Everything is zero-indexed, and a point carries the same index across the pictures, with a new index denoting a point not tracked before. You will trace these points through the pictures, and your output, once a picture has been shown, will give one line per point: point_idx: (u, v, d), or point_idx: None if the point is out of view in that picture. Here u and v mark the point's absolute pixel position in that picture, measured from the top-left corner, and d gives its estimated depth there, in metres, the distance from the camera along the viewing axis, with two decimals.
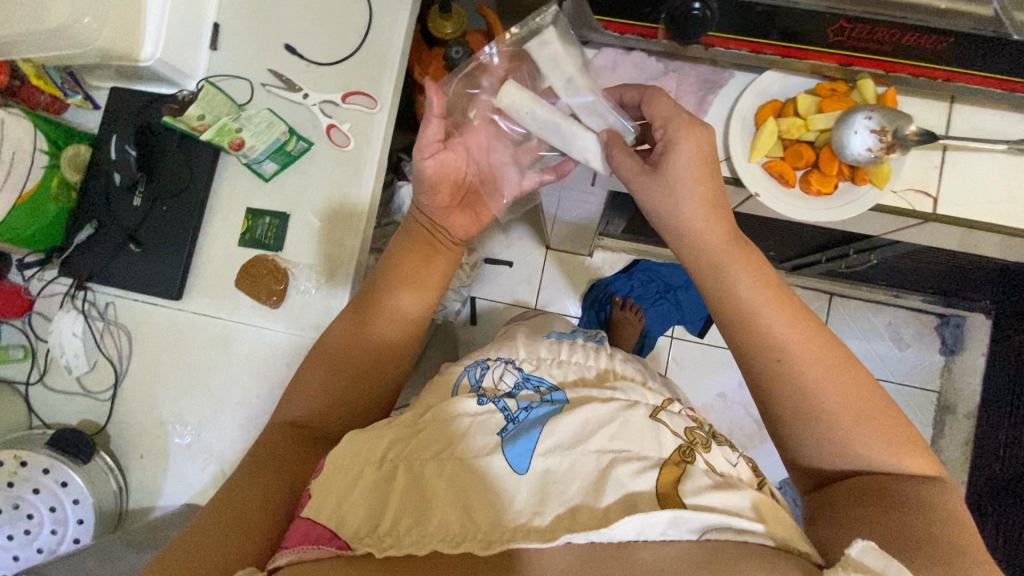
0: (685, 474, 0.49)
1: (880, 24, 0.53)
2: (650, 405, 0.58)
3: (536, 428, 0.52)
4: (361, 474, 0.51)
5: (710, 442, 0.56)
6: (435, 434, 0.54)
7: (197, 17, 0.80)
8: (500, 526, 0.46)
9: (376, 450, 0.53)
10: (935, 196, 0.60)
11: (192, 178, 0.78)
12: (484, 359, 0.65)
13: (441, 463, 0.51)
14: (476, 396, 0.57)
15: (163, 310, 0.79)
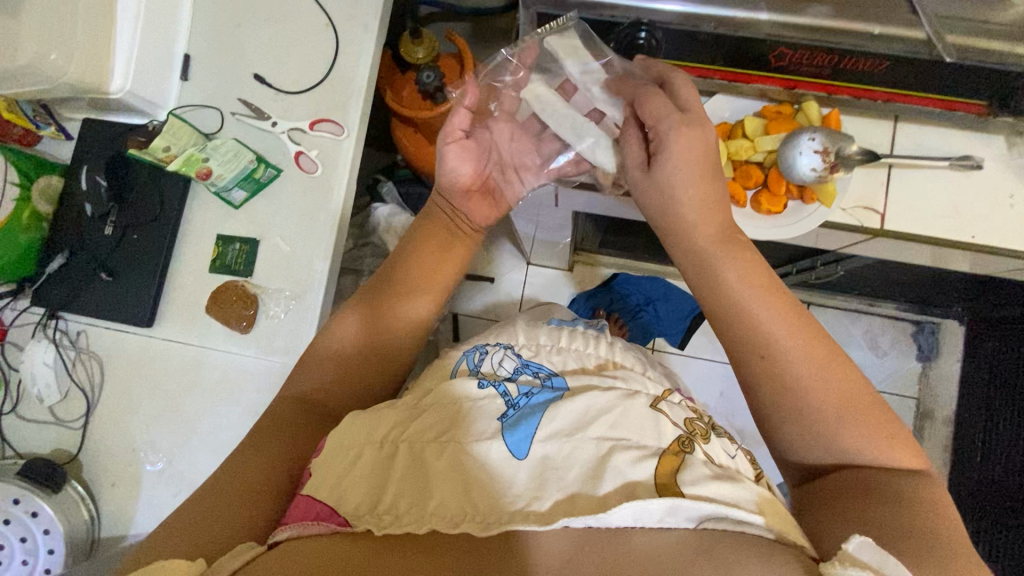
0: (684, 464, 0.50)
1: (818, 49, 0.55)
2: (651, 394, 0.59)
3: (535, 414, 0.54)
4: (362, 453, 0.52)
5: (709, 433, 0.57)
6: (437, 417, 0.56)
7: (167, 49, 0.81)
8: (497, 506, 0.47)
9: (376, 431, 0.54)
10: (882, 212, 0.62)
11: (162, 206, 0.79)
12: (483, 345, 0.68)
13: (442, 446, 0.53)
14: (478, 381, 0.59)
15: (136, 338, 0.79)
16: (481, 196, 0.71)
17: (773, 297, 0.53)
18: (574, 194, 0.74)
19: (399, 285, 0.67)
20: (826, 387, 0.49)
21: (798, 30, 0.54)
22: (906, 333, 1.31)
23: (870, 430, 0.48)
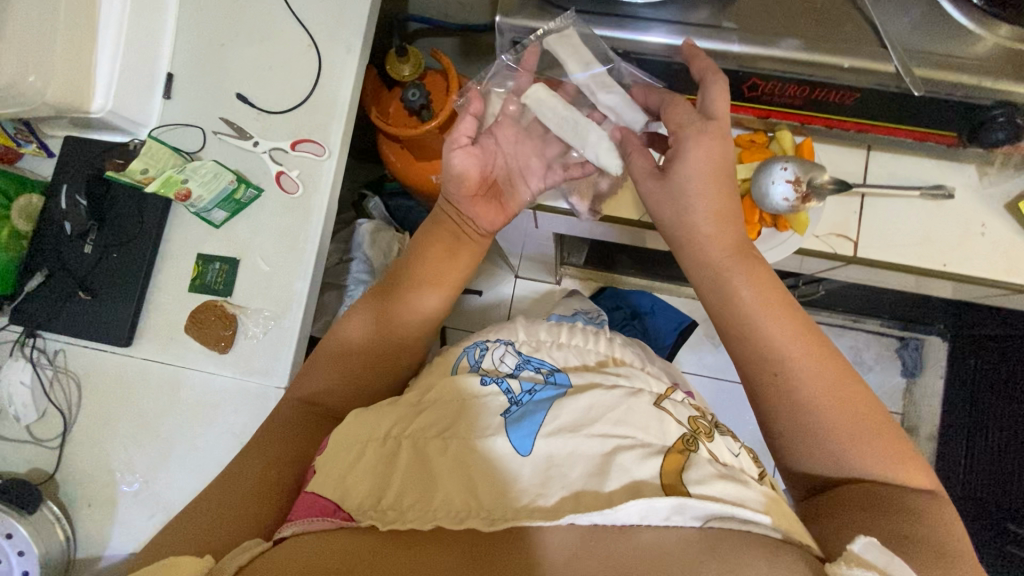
0: (689, 462, 0.50)
1: (790, 81, 0.56)
2: (655, 392, 0.60)
3: (541, 410, 0.54)
4: (365, 450, 0.53)
5: (713, 432, 0.59)
6: (438, 415, 0.57)
7: (150, 68, 0.81)
8: (502, 502, 0.48)
9: (379, 428, 0.55)
10: (855, 239, 0.63)
11: (142, 225, 0.79)
12: (483, 341, 0.69)
13: (445, 442, 0.53)
14: (482, 377, 0.60)
15: (114, 357, 0.79)
16: (488, 201, 0.68)
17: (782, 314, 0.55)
18: (553, 219, 0.74)
19: (405, 291, 0.66)
20: (827, 399, 0.51)
21: (770, 62, 0.55)
22: (890, 349, 1.31)
23: (875, 446, 0.49)
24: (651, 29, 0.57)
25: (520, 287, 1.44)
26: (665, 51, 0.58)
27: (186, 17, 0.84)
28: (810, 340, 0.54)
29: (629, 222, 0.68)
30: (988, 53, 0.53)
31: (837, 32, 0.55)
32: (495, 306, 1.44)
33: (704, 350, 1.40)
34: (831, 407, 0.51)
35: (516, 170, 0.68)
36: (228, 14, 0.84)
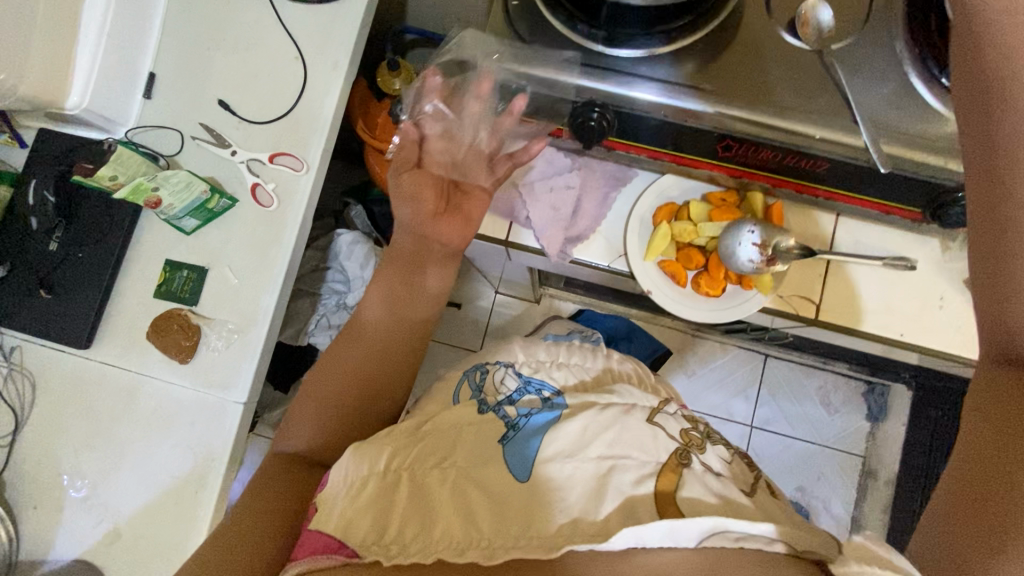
0: (683, 480, 0.50)
1: (761, 146, 0.57)
2: (646, 407, 0.59)
3: (534, 444, 0.53)
4: (364, 482, 0.52)
5: (704, 444, 0.58)
6: (437, 442, 0.56)
7: (131, 67, 0.80)
8: (504, 533, 0.46)
9: (376, 461, 0.53)
10: (818, 303, 0.63)
11: (112, 226, 0.78)
12: (483, 363, 0.67)
13: (443, 471, 0.53)
14: (479, 405, 0.60)
15: (70, 358, 0.78)
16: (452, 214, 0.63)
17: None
18: (524, 256, 0.73)
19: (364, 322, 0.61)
20: None
21: (743, 126, 0.55)
22: (858, 393, 1.37)
23: None
24: (643, 87, 0.56)
25: (498, 303, 1.44)
26: (656, 108, 0.57)
27: (173, 18, 0.83)
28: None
29: (598, 269, 0.67)
30: None
31: (813, 104, 0.55)
32: (473, 319, 1.44)
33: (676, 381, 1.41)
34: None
35: (462, 174, 0.64)
36: (216, 19, 0.83)
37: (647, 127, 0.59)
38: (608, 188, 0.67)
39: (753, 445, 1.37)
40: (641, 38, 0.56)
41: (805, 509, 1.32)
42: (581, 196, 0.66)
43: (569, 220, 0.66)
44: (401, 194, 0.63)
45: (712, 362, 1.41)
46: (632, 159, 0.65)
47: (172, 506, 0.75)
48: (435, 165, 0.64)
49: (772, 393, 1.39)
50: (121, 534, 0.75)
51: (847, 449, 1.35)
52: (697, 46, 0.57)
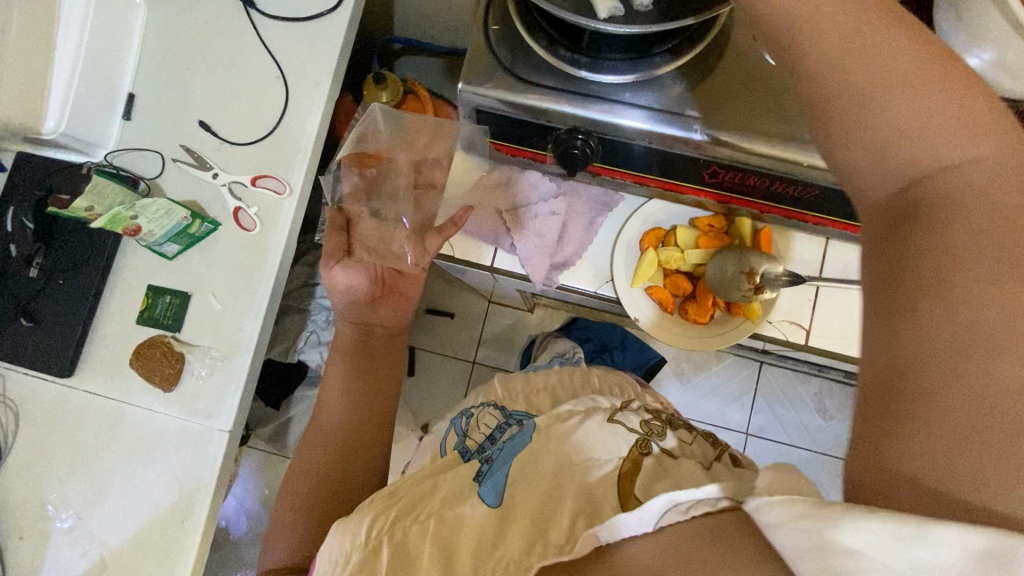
0: (641, 469, 0.52)
1: (748, 172, 0.56)
2: (607, 409, 0.61)
3: (504, 469, 0.56)
4: (346, 556, 0.49)
5: (665, 430, 0.59)
6: (416, 493, 0.55)
7: (109, 88, 0.78)
8: (483, 565, 0.46)
9: (357, 530, 0.51)
10: (808, 328, 0.63)
11: (92, 252, 0.76)
12: (467, 409, 0.68)
13: (422, 522, 0.51)
14: (462, 454, 0.60)
15: (54, 387, 0.77)
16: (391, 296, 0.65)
17: (910, 74, 0.33)
18: (510, 281, 0.73)
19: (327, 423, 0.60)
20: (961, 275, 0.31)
21: (730, 153, 0.54)
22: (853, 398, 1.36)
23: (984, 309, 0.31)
24: (629, 113, 0.54)
25: (491, 313, 1.43)
26: (640, 134, 0.55)
27: (151, 37, 0.81)
28: (979, 87, 0.33)
29: (586, 294, 0.67)
30: None
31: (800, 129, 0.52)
32: (466, 329, 1.43)
33: (670, 388, 1.40)
34: (984, 250, 0.30)
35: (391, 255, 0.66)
36: (195, 37, 0.81)
37: (633, 153, 0.58)
38: (593, 213, 0.66)
39: (748, 452, 1.37)
40: (622, 65, 0.54)
41: None
42: (566, 222, 0.65)
43: (555, 246, 0.65)
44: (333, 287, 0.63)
45: (707, 369, 1.40)
46: (618, 185, 0.64)
47: (158, 536, 0.74)
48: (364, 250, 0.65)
49: (767, 400, 1.38)
50: (107, 564, 0.75)
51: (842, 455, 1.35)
52: (683, 70, 0.55)
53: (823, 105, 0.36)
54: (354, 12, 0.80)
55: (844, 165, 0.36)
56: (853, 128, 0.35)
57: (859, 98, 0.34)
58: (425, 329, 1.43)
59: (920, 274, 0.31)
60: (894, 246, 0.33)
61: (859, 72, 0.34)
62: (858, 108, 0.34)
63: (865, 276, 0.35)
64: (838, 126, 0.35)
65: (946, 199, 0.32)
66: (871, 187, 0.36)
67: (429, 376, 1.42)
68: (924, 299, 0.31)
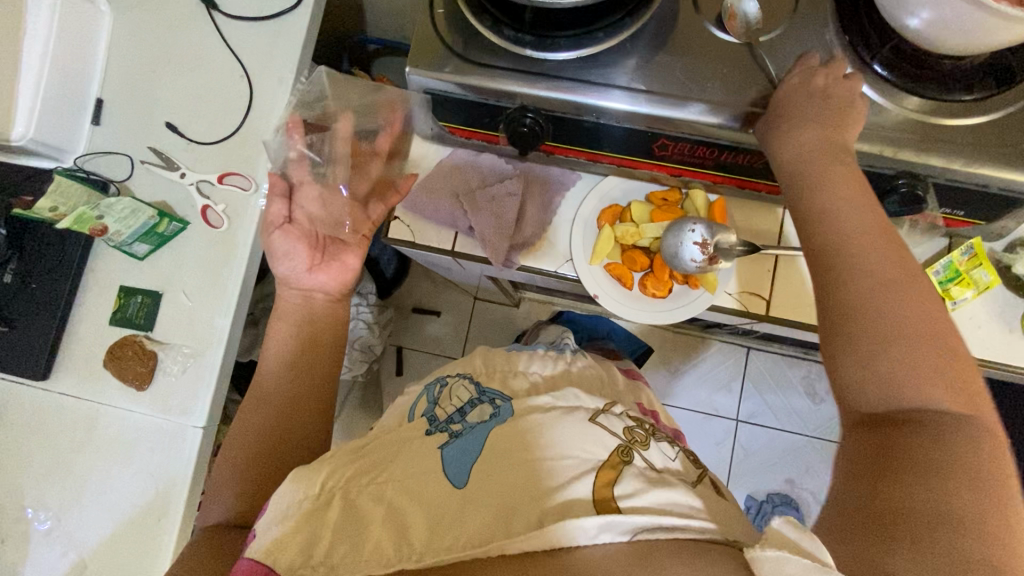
0: (619, 477, 0.53)
1: (696, 144, 0.56)
2: (590, 408, 0.62)
3: (476, 444, 0.56)
4: (299, 505, 0.53)
5: (648, 440, 0.61)
6: (379, 457, 0.58)
7: (77, 94, 0.80)
8: (435, 541, 0.48)
9: (312, 484, 0.55)
10: (768, 298, 0.63)
11: (63, 256, 0.77)
12: (444, 376, 0.70)
13: (379, 487, 0.54)
14: (429, 423, 0.61)
15: (29, 390, 0.77)
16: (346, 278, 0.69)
17: (899, 315, 0.44)
18: (474, 265, 0.73)
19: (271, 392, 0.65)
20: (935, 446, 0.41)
21: (679, 126, 0.54)
22: None
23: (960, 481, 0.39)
24: (612, 95, 0.54)
25: (477, 310, 1.43)
26: (627, 117, 0.55)
27: (118, 42, 0.83)
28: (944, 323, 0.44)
29: (547, 275, 0.67)
30: (894, 125, 0.53)
31: (744, 98, 0.53)
32: (452, 327, 1.43)
33: (659, 378, 1.39)
34: (961, 463, 0.39)
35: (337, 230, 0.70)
36: (160, 41, 0.82)
37: (585, 129, 0.59)
38: (550, 192, 0.66)
39: (739, 439, 1.36)
40: (568, 41, 0.55)
41: (795, 502, 1.31)
42: (524, 202, 0.65)
43: (514, 227, 0.65)
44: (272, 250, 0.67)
45: (694, 357, 1.39)
46: (573, 163, 0.65)
47: (135, 535, 0.74)
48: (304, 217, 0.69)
49: (756, 385, 1.38)
50: (86, 566, 0.75)
51: (834, 439, 1.34)
52: (627, 43, 0.56)
53: (835, 309, 0.46)
54: (315, 9, 0.81)
55: (836, 378, 0.46)
56: (857, 351, 0.44)
57: (871, 324, 0.44)
58: (412, 329, 1.43)
59: (913, 461, 0.40)
60: (888, 438, 0.42)
61: (868, 296, 0.45)
62: (861, 339, 0.44)
63: (858, 451, 0.44)
64: (841, 334, 0.46)
65: (930, 419, 0.42)
66: (858, 404, 0.45)
67: (417, 376, 1.42)
68: (919, 474, 0.39)
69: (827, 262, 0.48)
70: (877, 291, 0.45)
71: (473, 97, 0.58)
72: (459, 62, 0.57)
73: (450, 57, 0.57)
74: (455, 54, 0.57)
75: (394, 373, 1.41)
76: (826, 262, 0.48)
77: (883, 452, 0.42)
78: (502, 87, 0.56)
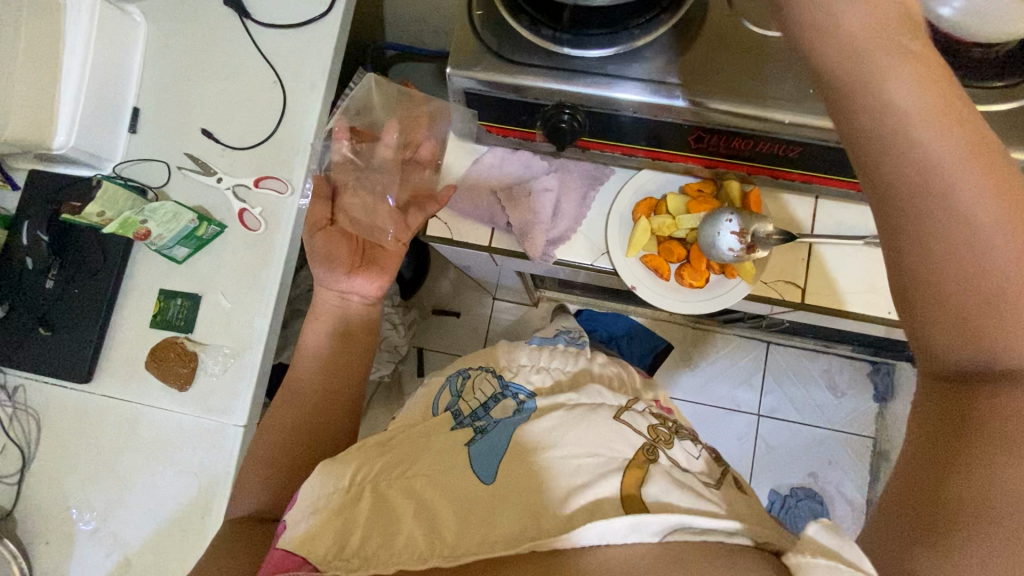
0: (648, 473, 0.51)
1: (734, 135, 0.57)
2: (613, 405, 0.62)
3: (503, 439, 0.57)
4: (328, 498, 0.55)
5: (671, 438, 0.61)
6: (404, 454, 0.59)
7: (115, 103, 0.81)
8: (465, 539, 0.48)
9: (341, 477, 0.57)
10: (803, 287, 0.64)
11: (105, 261, 0.79)
12: (466, 368, 0.74)
13: (408, 482, 0.55)
14: (453, 417, 0.63)
15: (73, 392, 0.79)
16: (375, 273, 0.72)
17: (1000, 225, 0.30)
18: (510, 260, 0.74)
19: (293, 395, 0.67)
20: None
21: (714, 118, 0.55)
22: (863, 372, 1.36)
23: None
24: (624, 87, 0.56)
25: (496, 310, 1.44)
26: (659, 110, 0.56)
27: (153, 52, 0.85)
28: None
29: (583, 268, 0.68)
30: None
31: (781, 89, 0.54)
32: (473, 327, 1.44)
33: (679, 374, 1.40)
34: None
35: (376, 231, 0.72)
36: (194, 49, 0.84)
37: (622, 124, 0.60)
38: (585, 188, 0.68)
39: (761, 433, 1.36)
40: (604, 38, 0.56)
41: (819, 495, 1.32)
42: (559, 198, 0.67)
43: (549, 222, 0.67)
44: (317, 252, 0.69)
45: (714, 353, 1.40)
46: (608, 158, 0.66)
47: (179, 531, 0.76)
48: (346, 220, 0.72)
49: (777, 379, 1.38)
50: (130, 565, 0.76)
51: (857, 432, 1.34)
52: (663, 39, 0.57)
53: (891, 229, 0.33)
54: (345, 15, 0.83)
55: (894, 310, 0.34)
56: (922, 286, 0.32)
57: (942, 255, 0.31)
58: (433, 330, 1.44)
59: (990, 447, 0.29)
60: (962, 408, 0.31)
61: (940, 209, 0.31)
62: (929, 272, 0.31)
63: (924, 420, 0.33)
64: (897, 262, 0.32)
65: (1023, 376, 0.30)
66: (934, 350, 0.32)
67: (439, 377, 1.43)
68: (993, 476, 0.28)
69: (865, 162, 0.33)
70: (962, 201, 0.31)
71: (510, 94, 0.59)
72: (495, 59, 0.58)
73: (487, 57, 0.58)
74: (490, 53, 0.58)
75: (416, 375, 1.40)
76: (866, 160, 0.32)
77: (954, 429, 0.31)
78: (536, 84, 0.57)
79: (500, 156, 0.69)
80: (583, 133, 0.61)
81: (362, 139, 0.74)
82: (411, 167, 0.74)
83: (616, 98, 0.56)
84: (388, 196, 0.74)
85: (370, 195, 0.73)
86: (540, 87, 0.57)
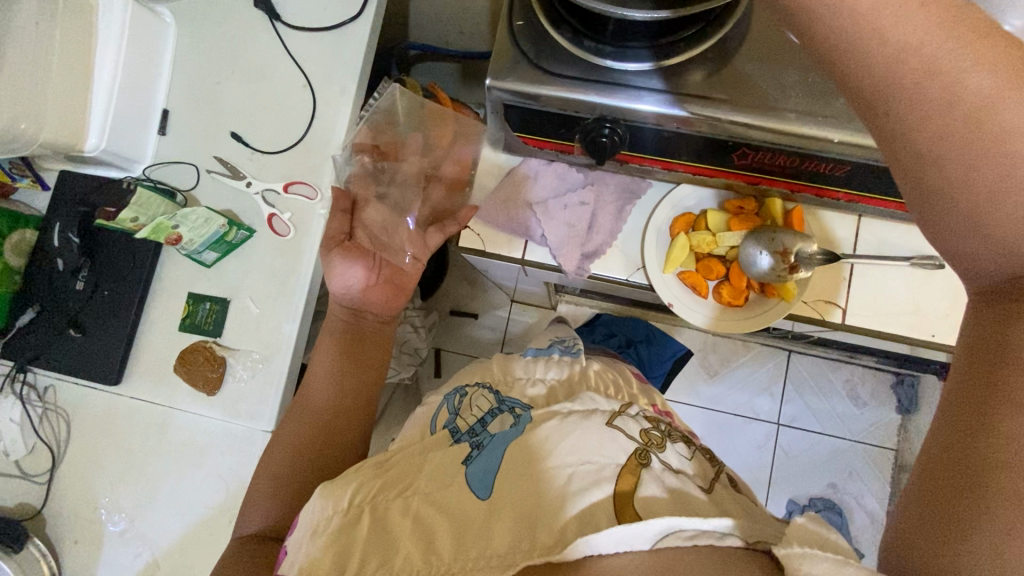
0: (639, 481, 0.51)
1: (779, 152, 0.55)
2: (607, 412, 0.59)
3: (498, 453, 0.56)
4: (328, 520, 0.53)
5: (664, 442, 0.58)
6: (402, 471, 0.57)
7: (145, 105, 0.81)
8: (463, 555, 0.48)
9: (341, 498, 0.54)
10: (844, 306, 0.64)
11: (134, 263, 0.79)
12: (462, 387, 0.69)
13: (405, 500, 0.54)
14: (451, 434, 0.61)
15: (103, 394, 0.80)
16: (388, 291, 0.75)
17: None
18: (541, 271, 0.74)
19: (296, 412, 0.68)
20: None
21: (757, 136, 0.53)
22: (887, 385, 1.34)
23: None
24: (643, 98, 0.54)
25: (515, 313, 1.43)
26: (697, 119, 0.54)
27: (183, 52, 0.84)
28: None
29: (617, 282, 0.70)
30: None
31: (836, 104, 0.51)
32: (490, 329, 1.44)
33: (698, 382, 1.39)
34: None
35: (395, 252, 0.76)
36: (224, 51, 0.83)
37: (665, 141, 0.59)
38: (621, 202, 0.68)
39: (780, 443, 1.35)
40: (646, 51, 0.54)
41: (838, 506, 1.30)
42: (595, 211, 0.68)
43: (584, 236, 0.68)
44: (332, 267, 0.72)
45: (734, 361, 1.39)
46: (645, 171, 0.66)
47: (207, 535, 0.79)
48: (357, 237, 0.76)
49: (797, 389, 1.37)
50: (160, 565, 0.79)
51: (879, 443, 1.32)
52: (710, 52, 0.54)
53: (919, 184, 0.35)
54: (376, 19, 0.81)
55: (939, 242, 0.36)
56: (960, 216, 0.34)
57: (979, 175, 0.32)
58: (451, 331, 1.44)
59: None
60: (1004, 337, 0.33)
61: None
62: (976, 203, 0.33)
63: (969, 351, 0.35)
64: (930, 203, 0.35)
65: None
66: (979, 270, 0.35)
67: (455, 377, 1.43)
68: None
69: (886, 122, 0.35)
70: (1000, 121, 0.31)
71: (541, 104, 0.57)
72: (524, 66, 0.56)
73: (517, 65, 0.56)
74: (523, 63, 0.56)
75: (433, 375, 1.41)
76: (880, 109, 0.35)
77: (995, 357, 0.33)
78: (568, 92, 0.55)
79: (536, 167, 0.69)
80: (624, 145, 0.60)
81: (385, 158, 0.80)
82: (425, 185, 0.81)
83: (653, 108, 0.54)
84: (408, 216, 0.79)
85: (389, 212, 0.78)
86: (571, 96, 0.55)
